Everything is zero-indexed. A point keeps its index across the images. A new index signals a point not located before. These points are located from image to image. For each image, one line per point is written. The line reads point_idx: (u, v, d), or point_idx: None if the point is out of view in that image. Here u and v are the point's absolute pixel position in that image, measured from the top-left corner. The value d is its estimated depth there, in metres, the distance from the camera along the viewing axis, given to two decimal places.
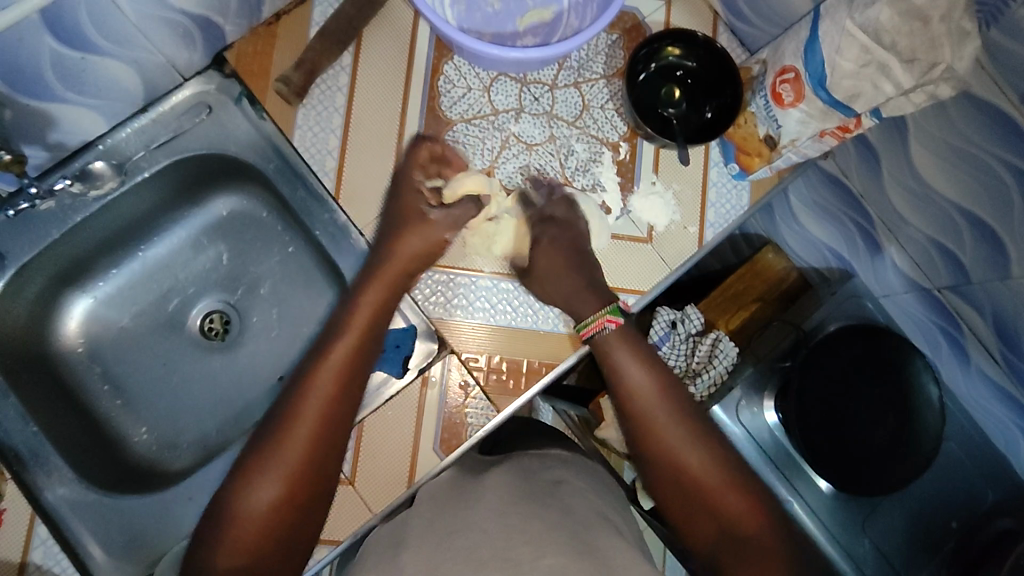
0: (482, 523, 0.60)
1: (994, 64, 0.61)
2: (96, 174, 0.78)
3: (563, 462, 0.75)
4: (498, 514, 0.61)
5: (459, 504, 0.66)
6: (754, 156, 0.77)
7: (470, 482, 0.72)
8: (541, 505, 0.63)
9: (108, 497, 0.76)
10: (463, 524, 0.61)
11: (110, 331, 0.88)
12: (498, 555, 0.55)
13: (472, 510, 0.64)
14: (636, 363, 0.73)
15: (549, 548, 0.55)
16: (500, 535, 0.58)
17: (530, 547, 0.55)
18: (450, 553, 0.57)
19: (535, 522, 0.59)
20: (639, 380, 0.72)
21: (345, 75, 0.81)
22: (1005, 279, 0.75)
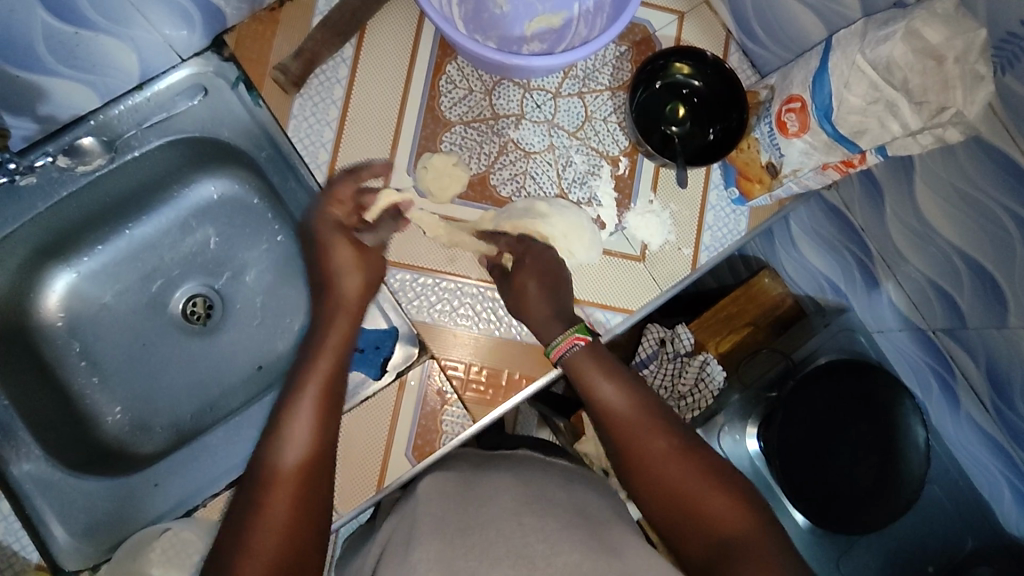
0: (496, 522, 0.61)
1: (1007, 111, 0.59)
2: (85, 150, 0.77)
3: (554, 469, 0.74)
4: (512, 511, 0.62)
5: (457, 500, 0.66)
6: (755, 182, 0.76)
7: (475, 475, 0.72)
8: (546, 502, 0.64)
9: (74, 476, 0.75)
10: (476, 519, 0.61)
11: (91, 307, 0.87)
12: (515, 553, 0.56)
13: (484, 504, 0.64)
14: (604, 378, 0.68)
15: (565, 546, 0.57)
16: (516, 533, 0.59)
17: (548, 544, 0.57)
18: (463, 551, 0.57)
19: (549, 520, 0.60)
20: (608, 394, 0.67)
21: (346, 67, 0.79)
22: (1001, 328, 0.73)
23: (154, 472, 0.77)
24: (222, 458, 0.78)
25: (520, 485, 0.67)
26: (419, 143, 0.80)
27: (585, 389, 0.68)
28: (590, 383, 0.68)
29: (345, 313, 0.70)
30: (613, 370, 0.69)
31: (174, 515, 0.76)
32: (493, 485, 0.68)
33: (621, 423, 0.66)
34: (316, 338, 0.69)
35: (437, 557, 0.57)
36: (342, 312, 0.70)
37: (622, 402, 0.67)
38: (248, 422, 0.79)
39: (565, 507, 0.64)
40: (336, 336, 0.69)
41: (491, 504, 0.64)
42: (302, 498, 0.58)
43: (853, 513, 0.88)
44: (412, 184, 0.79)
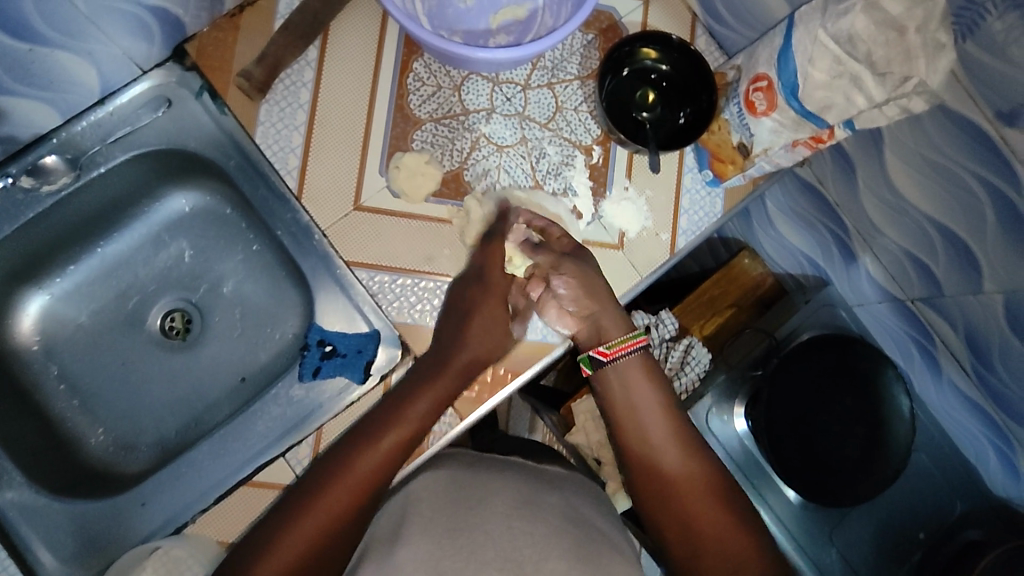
0: (486, 523, 0.60)
1: (969, 77, 0.60)
2: (48, 169, 0.75)
3: (545, 474, 0.74)
4: (505, 514, 0.61)
5: (456, 495, 0.65)
6: (727, 163, 0.76)
7: (470, 473, 0.70)
8: (535, 504, 0.65)
9: (59, 501, 0.74)
10: (467, 521, 0.60)
11: (67, 329, 0.86)
12: (503, 557, 0.57)
13: (477, 504, 0.63)
14: (648, 391, 0.73)
15: (553, 551, 0.58)
16: (506, 536, 0.59)
17: (535, 550, 0.58)
18: (452, 553, 0.56)
19: (541, 524, 0.61)
20: (648, 407, 0.72)
21: (311, 70, 0.79)
22: (977, 294, 0.74)
23: (140, 492, 0.76)
24: (208, 474, 0.76)
25: (515, 488, 0.66)
26: (390, 142, 0.79)
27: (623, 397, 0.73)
28: (632, 392, 0.73)
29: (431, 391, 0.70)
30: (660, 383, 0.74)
31: (164, 534, 0.74)
32: (490, 484, 0.67)
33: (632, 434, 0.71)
34: (397, 407, 0.70)
35: (425, 558, 0.56)
36: (428, 389, 0.71)
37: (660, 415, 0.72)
38: (233, 435, 0.77)
39: (554, 514, 0.64)
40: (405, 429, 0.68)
41: (484, 505, 0.64)
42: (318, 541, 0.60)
43: (843, 486, 0.89)
44: (386, 185, 0.78)
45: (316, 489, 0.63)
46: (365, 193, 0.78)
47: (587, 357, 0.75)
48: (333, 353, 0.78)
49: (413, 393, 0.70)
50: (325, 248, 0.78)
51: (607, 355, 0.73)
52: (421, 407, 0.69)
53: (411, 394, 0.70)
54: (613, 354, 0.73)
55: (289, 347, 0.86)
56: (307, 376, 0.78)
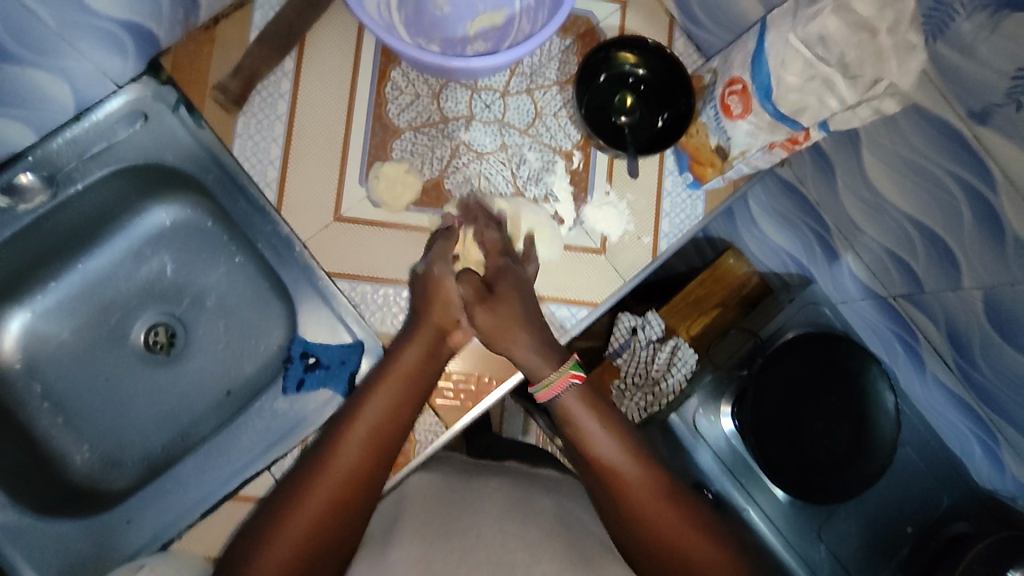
0: (480, 527, 0.63)
1: (941, 77, 0.60)
2: (24, 188, 0.75)
3: (538, 479, 0.75)
4: (496, 516, 0.65)
5: (450, 501, 0.69)
6: (706, 166, 0.76)
7: (464, 480, 0.74)
8: (527, 505, 0.68)
9: (43, 521, 0.73)
10: (461, 525, 0.64)
11: (49, 346, 0.85)
12: (495, 557, 0.60)
13: (470, 510, 0.66)
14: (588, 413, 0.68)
15: (545, 554, 0.60)
16: (498, 538, 0.62)
17: (527, 552, 0.60)
18: (444, 554, 0.60)
19: (532, 526, 0.64)
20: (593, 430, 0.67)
21: (288, 81, 0.78)
22: (956, 290, 0.74)
23: (126, 509, 0.75)
24: (194, 489, 0.76)
25: (508, 492, 0.70)
26: (369, 152, 0.79)
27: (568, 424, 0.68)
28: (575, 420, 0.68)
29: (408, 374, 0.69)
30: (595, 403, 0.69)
31: (150, 550, 0.74)
32: (483, 489, 0.71)
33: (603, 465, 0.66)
34: (373, 389, 0.68)
35: (419, 558, 0.60)
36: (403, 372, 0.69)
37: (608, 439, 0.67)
38: (219, 449, 0.76)
39: (547, 515, 0.67)
40: (385, 405, 0.67)
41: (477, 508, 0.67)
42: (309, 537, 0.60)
43: (830, 484, 0.89)
44: (366, 195, 0.78)
45: (302, 484, 0.62)
46: (346, 204, 0.78)
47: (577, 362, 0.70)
48: (315, 365, 0.78)
49: (384, 375, 0.69)
50: (307, 259, 0.77)
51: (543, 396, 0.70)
52: (398, 389, 0.68)
53: (381, 377, 0.69)
54: (551, 391, 0.69)
55: (274, 359, 0.85)
56: (290, 389, 0.78)
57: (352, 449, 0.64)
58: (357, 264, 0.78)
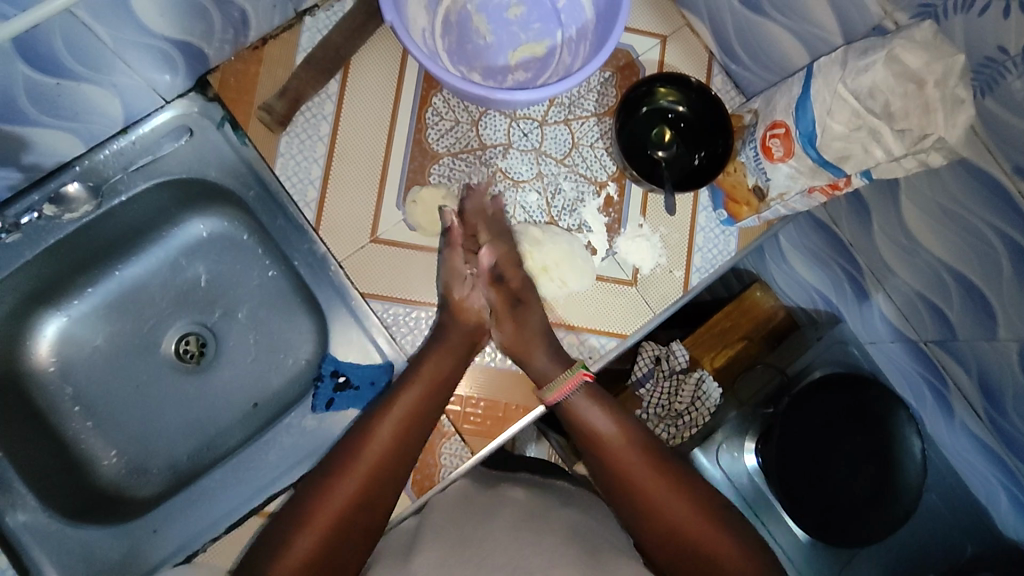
0: (497, 535, 0.64)
1: (988, 132, 0.59)
2: (71, 197, 0.77)
3: (554, 492, 0.75)
4: (511, 527, 0.66)
5: (469, 510, 0.70)
6: (742, 205, 0.76)
7: (488, 492, 0.74)
8: (541, 516, 0.68)
9: (71, 526, 0.74)
10: (477, 536, 0.65)
11: (83, 352, 0.87)
12: (513, 562, 0.60)
13: (487, 519, 0.67)
14: (608, 418, 0.74)
15: (560, 559, 0.60)
16: (514, 545, 0.63)
17: (543, 557, 0.60)
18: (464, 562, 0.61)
19: (548, 535, 0.64)
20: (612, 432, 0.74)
21: (331, 103, 0.80)
22: (991, 340, 0.74)
23: (152, 518, 0.76)
24: (220, 501, 0.77)
25: (522, 506, 0.71)
26: (408, 176, 0.80)
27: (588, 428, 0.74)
28: (595, 427, 0.74)
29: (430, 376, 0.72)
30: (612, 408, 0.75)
31: (174, 562, 0.75)
32: (503, 501, 0.72)
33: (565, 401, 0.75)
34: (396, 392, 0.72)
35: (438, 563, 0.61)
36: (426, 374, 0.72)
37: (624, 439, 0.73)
38: (246, 464, 0.77)
39: (564, 525, 0.67)
40: (409, 400, 0.71)
41: (494, 518, 0.68)
42: (330, 536, 0.64)
43: (849, 524, 0.89)
44: (402, 218, 0.79)
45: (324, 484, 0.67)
46: (382, 226, 0.79)
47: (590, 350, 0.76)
48: (345, 385, 0.79)
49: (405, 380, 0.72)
50: (341, 279, 0.79)
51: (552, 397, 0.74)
52: (417, 393, 0.71)
53: (403, 382, 0.72)
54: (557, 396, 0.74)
55: (302, 374, 0.86)
56: (320, 408, 0.79)
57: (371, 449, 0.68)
58: (389, 284, 0.78)
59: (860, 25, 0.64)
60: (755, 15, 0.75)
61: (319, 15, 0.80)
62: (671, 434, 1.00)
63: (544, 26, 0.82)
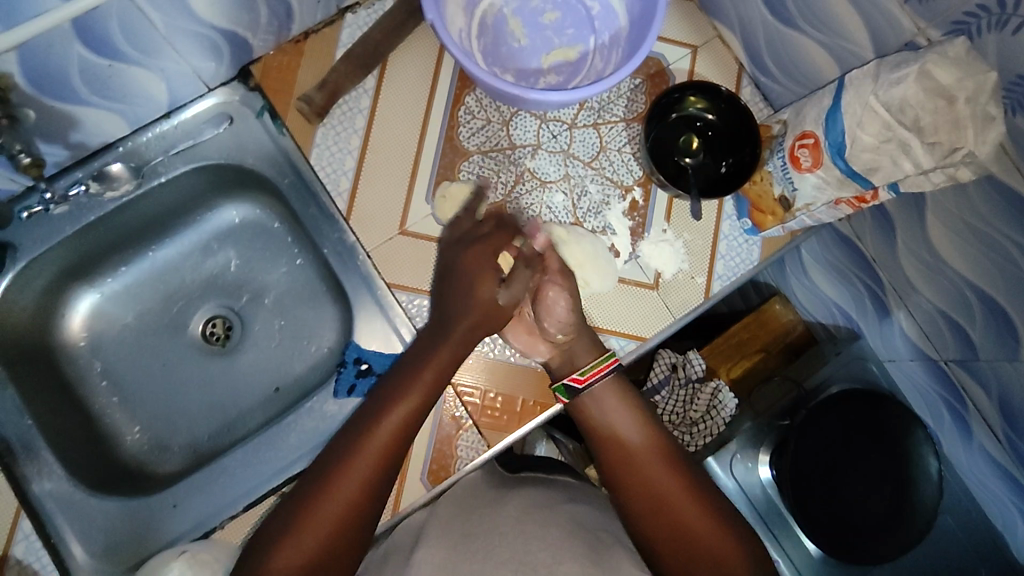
0: (502, 526, 0.64)
1: (1018, 151, 0.60)
2: (114, 175, 0.79)
3: (562, 485, 0.75)
4: (516, 518, 0.65)
5: (474, 506, 0.70)
6: (767, 214, 0.77)
7: (494, 487, 0.74)
8: (547, 508, 0.68)
9: (94, 497, 0.76)
10: (481, 526, 0.65)
11: (113, 328, 0.89)
12: (517, 559, 0.59)
13: (490, 514, 0.67)
14: (632, 413, 0.75)
15: (565, 555, 0.60)
16: (520, 539, 0.62)
17: (549, 554, 0.60)
18: (468, 556, 0.61)
19: (552, 528, 0.63)
20: (628, 425, 0.74)
21: (367, 98, 0.82)
22: (1013, 361, 0.73)
23: (173, 493, 0.78)
24: (238, 481, 0.78)
25: (529, 497, 0.70)
26: (438, 171, 0.82)
27: (604, 420, 0.75)
28: (614, 420, 0.74)
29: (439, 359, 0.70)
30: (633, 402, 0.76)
31: (190, 537, 0.76)
32: (507, 494, 0.71)
33: (597, 398, 0.75)
34: (409, 372, 0.70)
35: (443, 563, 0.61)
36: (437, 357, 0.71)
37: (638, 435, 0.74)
38: (267, 445, 0.79)
39: (569, 518, 0.67)
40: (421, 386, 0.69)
41: (497, 512, 0.68)
42: (336, 527, 0.62)
43: (867, 545, 0.88)
44: (431, 212, 0.81)
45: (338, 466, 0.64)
46: (411, 219, 0.81)
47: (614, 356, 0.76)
48: (368, 372, 0.80)
49: (420, 363, 0.70)
50: (368, 269, 0.80)
51: (582, 380, 0.75)
52: (425, 377, 0.69)
53: (417, 366, 0.70)
54: (586, 379, 0.75)
55: (323, 361, 0.88)
56: (341, 393, 0.80)
57: (385, 432, 0.66)
58: (415, 277, 0.80)
59: (892, 40, 0.65)
60: (787, 29, 0.76)
61: (360, 12, 0.83)
62: (686, 442, 1.03)
63: (577, 32, 0.84)
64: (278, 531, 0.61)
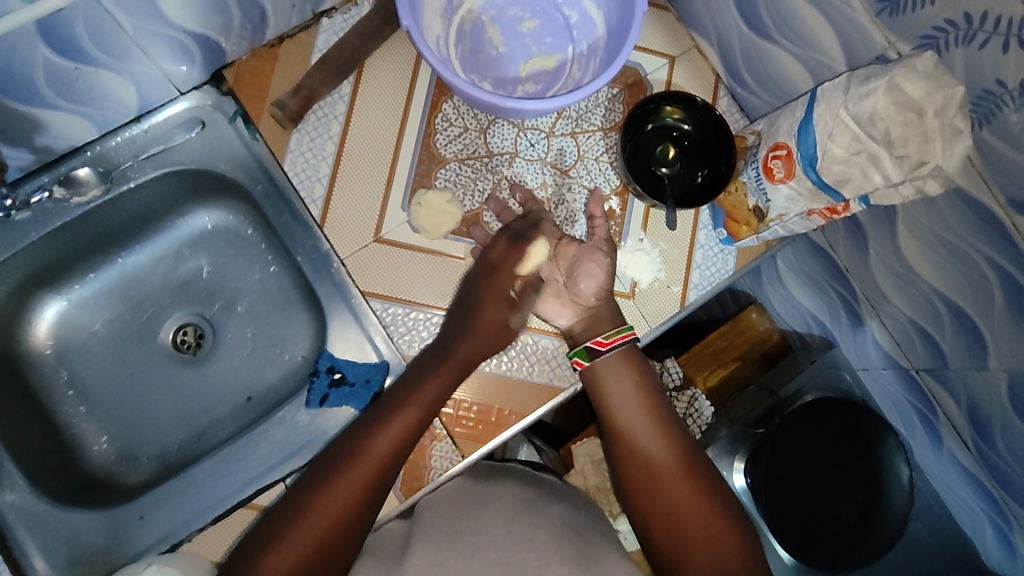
0: (487, 528, 0.64)
1: (984, 164, 0.61)
2: (81, 180, 0.77)
3: (548, 487, 0.76)
4: (503, 520, 0.65)
5: (457, 506, 0.69)
6: (742, 224, 0.78)
7: (477, 485, 0.73)
8: (534, 510, 0.68)
9: (58, 508, 0.74)
10: (468, 526, 0.65)
11: (80, 336, 0.87)
12: (503, 560, 0.60)
13: (477, 514, 0.67)
14: (638, 400, 0.74)
15: (553, 556, 0.60)
16: (507, 539, 0.63)
17: (538, 555, 0.60)
18: (454, 555, 0.61)
19: (539, 531, 0.64)
20: (644, 434, 0.73)
21: (343, 104, 0.81)
22: (982, 369, 0.74)
23: (140, 504, 0.76)
24: (209, 492, 0.76)
25: (516, 496, 0.71)
26: (414, 179, 0.81)
27: (619, 408, 0.74)
28: (622, 402, 0.74)
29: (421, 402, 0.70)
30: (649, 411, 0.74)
31: (158, 550, 0.74)
32: (489, 494, 0.71)
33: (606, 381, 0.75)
34: (386, 411, 0.69)
35: (430, 562, 0.61)
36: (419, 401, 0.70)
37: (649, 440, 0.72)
38: (237, 456, 0.77)
39: (556, 519, 0.67)
40: (401, 422, 0.68)
41: (483, 512, 0.68)
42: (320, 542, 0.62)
43: (840, 552, 0.89)
44: (406, 220, 0.80)
45: (315, 491, 0.64)
46: (386, 226, 0.80)
47: (582, 348, 0.76)
48: (341, 381, 0.79)
49: (395, 405, 0.70)
50: (342, 276, 0.79)
51: (604, 343, 0.75)
52: (408, 417, 0.69)
53: (393, 407, 0.69)
54: (608, 345, 0.76)
55: (297, 370, 0.87)
56: (313, 403, 0.79)
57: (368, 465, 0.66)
58: (389, 286, 0.79)
59: (864, 53, 0.66)
60: (762, 40, 0.77)
61: (336, 17, 0.82)
62: None
63: (555, 41, 0.84)
64: (261, 546, 0.61)
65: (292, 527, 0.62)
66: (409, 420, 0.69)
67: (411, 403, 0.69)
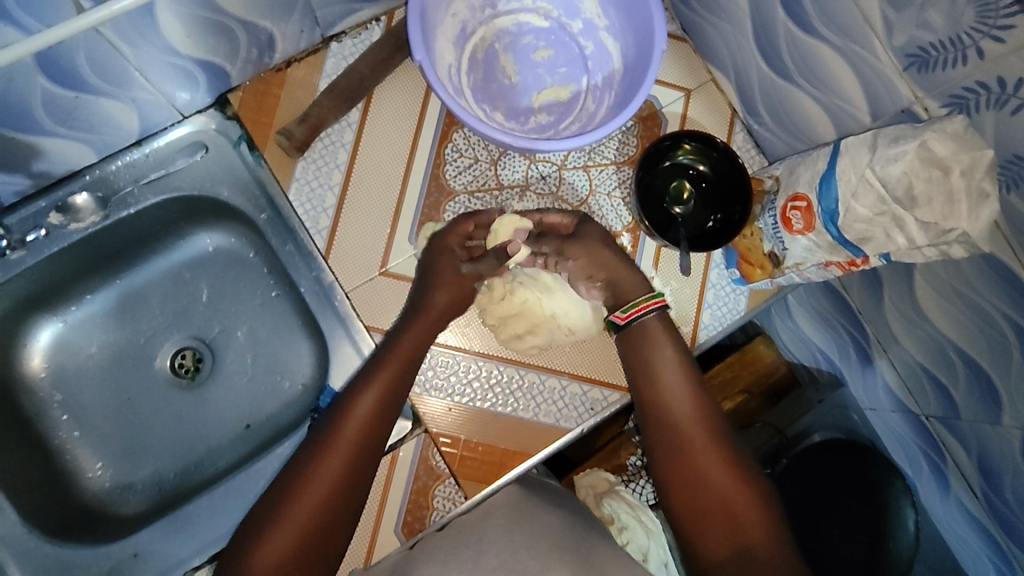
0: (491, 536, 0.65)
1: (1011, 227, 0.59)
2: (78, 207, 0.74)
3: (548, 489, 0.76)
4: (505, 529, 0.66)
5: (461, 526, 0.69)
6: (756, 267, 0.77)
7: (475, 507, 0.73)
8: (534, 519, 0.68)
9: (49, 543, 0.72)
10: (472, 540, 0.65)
11: (77, 359, 0.85)
12: (505, 565, 0.60)
13: (479, 528, 0.67)
14: (678, 371, 0.71)
15: (553, 561, 0.59)
16: (508, 548, 0.62)
17: (537, 561, 0.60)
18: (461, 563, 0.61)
19: (540, 538, 0.63)
20: (681, 401, 0.70)
21: (351, 132, 0.79)
22: (994, 425, 0.72)
23: (135, 541, 0.74)
24: (206, 528, 0.75)
25: (510, 507, 0.71)
26: (422, 212, 0.79)
27: (658, 381, 0.71)
28: (660, 374, 0.71)
29: (390, 366, 0.69)
30: (691, 377, 0.71)
31: None
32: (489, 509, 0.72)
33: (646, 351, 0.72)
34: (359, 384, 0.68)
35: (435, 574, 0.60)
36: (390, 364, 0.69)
37: (688, 407, 0.69)
38: (235, 491, 0.76)
39: (555, 528, 0.67)
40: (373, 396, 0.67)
41: (485, 527, 0.68)
42: (310, 528, 0.60)
43: None
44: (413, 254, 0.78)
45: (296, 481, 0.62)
46: (392, 259, 0.78)
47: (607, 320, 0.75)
48: None
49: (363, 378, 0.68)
50: (347, 310, 0.77)
51: (624, 317, 0.73)
52: (378, 388, 0.67)
53: (362, 380, 0.68)
54: (629, 316, 0.73)
55: (298, 399, 0.85)
56: None
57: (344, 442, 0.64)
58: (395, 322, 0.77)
59: (889, 105, 0.64)
60: (782, 80, 0.75)
61: (346, 41, 0.80)
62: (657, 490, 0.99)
63: (570, 71, 0.82)
64: (246, 547, 0.60)
65: (276, 521, 0.60)
66: (378, 393, 0.67)
67: (382, 378, 0.68)
